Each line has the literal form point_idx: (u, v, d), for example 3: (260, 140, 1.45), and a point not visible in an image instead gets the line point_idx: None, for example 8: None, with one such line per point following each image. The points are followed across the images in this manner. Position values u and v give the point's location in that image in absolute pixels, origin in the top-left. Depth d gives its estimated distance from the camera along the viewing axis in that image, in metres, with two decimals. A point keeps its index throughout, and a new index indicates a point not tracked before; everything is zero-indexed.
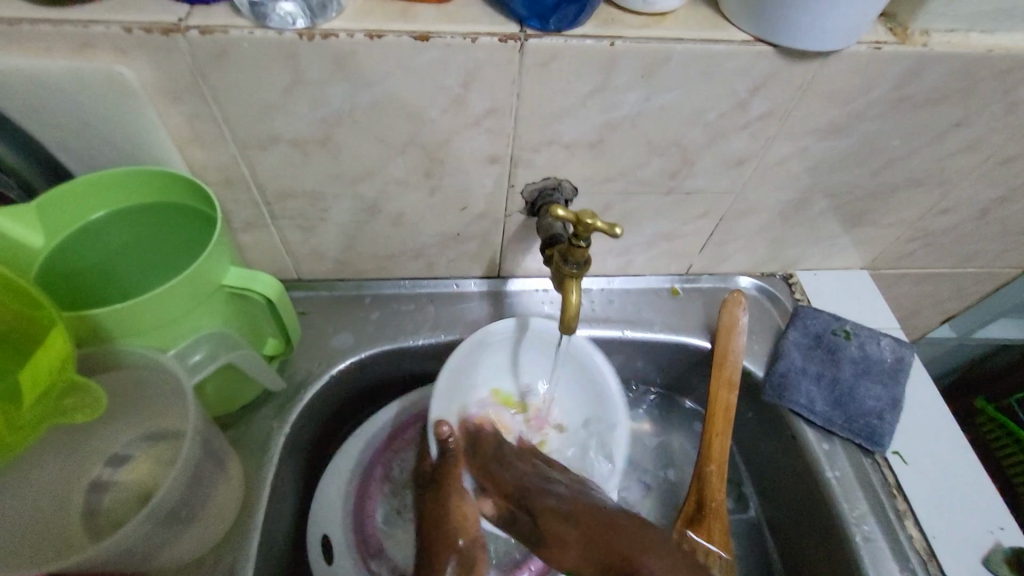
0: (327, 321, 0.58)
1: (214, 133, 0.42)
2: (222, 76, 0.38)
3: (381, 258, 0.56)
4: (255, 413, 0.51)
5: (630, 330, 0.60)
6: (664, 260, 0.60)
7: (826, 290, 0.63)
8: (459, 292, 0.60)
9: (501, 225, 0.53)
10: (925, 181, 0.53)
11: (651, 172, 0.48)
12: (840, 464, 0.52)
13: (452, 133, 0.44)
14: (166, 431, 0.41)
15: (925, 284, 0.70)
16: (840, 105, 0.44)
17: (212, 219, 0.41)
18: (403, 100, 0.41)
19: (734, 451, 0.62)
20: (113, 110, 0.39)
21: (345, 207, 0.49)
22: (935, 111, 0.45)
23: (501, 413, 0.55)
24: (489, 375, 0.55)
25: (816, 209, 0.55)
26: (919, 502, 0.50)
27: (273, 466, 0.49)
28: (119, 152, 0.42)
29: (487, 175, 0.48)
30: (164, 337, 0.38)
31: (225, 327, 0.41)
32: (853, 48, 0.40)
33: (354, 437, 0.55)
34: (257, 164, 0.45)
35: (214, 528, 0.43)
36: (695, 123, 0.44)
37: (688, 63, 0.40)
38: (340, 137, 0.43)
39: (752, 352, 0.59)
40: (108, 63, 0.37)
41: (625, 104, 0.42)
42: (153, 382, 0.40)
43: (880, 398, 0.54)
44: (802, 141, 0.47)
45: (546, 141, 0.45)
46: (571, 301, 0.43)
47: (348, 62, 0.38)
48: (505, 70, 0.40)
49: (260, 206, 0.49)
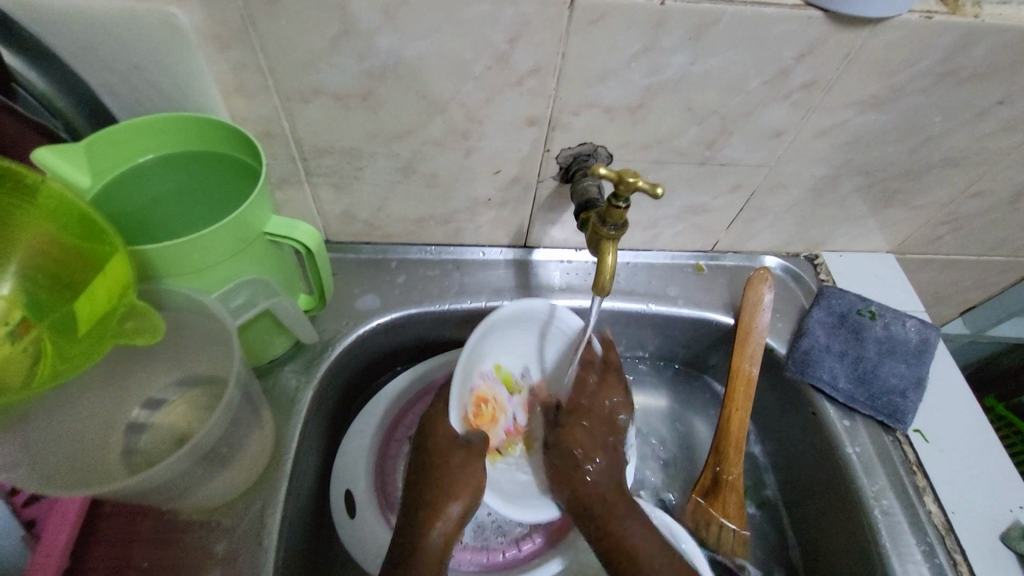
0: (354, 283, 0.58)
1: (257, 82, 0.42)
2: (272, 23, 0.38)
3: (410, 221, 0.56)
4: (284, 367, 0.51)
5: (654, 304, 0.60)
6: (690, 235, 0.60)
7: (850, 272, 0.63)
8: (485, 259, 0.61)
9: (533, 191, 0.53)
10: (961, 162, 0.52)
11: (687, 141, 0.48)
12: (862, 442, 0.53)
13: (494, 92, 0.44)
14: (206, 376, 0.42)
15: (948, 271, 0.69)
16: (885, 76, 0.44)
17: (252, 168, 0.41)
18: (449, 55, 0.41)
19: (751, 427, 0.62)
20: (164, 53, 0.39)
21: (379, 166, 0.50)
22: (979, 88, 0.45)
23: (500, 390, 0.54)
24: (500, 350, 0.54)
25: (849, 187, 0.55)
26: (939, 480, 0.50)
27: (301, 419, 0.49)
28: (164, 98, 0.43)
29: (524, 138, 0.48)
30: (208, 280, 0.38)
31: (265, 274, 0.42)
32: (903, 16, 0.40)
33: (375, 399, 0.55)
34: (298, 118, 0.45)
35: (248, 472, 0.44)
36: (738, 90, 0.44)
37: (737, 27, 0.40)
38: (382, 92, 0.43)
39: (775, 329, 0.59)
40: (161, 4, 0.37)
41: (669, 68, 0.42)
42: (193, 325, 0.40)
43: (904, 377, 0.54)
44: (843, 114, 0.47)
45: (585, 105, 0.45)
46: (607, 263, 0.43)
47: (397, 12, 0.38)
48: (554, 27, 0.39)
49: (296, 162, 0.49)
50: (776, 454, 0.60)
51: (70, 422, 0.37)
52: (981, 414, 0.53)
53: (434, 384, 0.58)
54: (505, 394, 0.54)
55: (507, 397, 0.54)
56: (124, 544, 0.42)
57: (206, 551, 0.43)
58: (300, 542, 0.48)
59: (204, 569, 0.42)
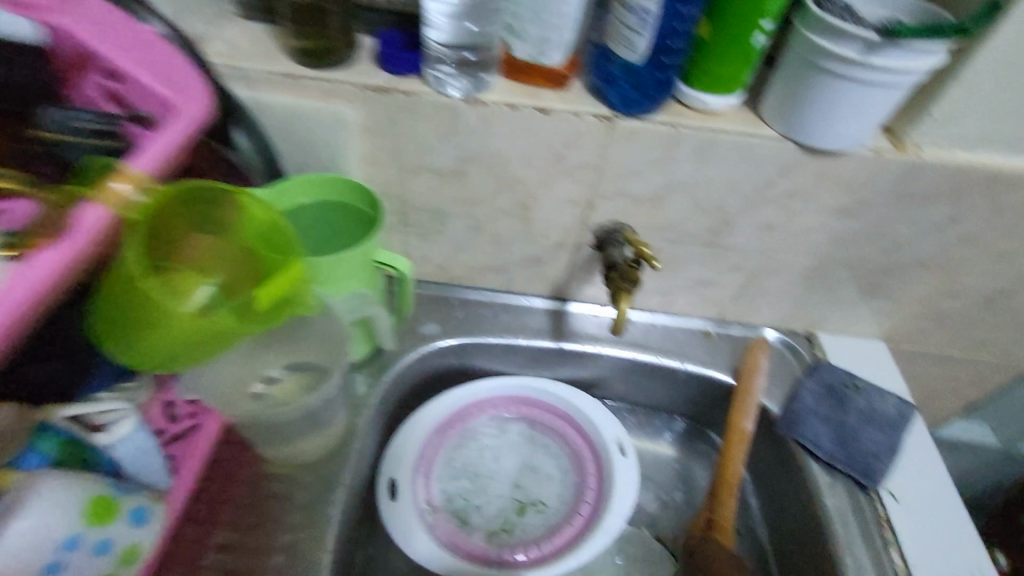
0: (420, 313, 0.75)
1: (386, 157, 0.61)
2: (405, 121, 0.57)
3: (474, 268, 0.73)
4: (358, 372, 0.68)
5: (668, 358, 0.73)
6: (701, 304, 0.74)
7: (842, 350, 0.74)
8: (528, 305, 0.76)
9: (574, 253, 0.69)
10: (930, 265, 0.63)
11: (697, 226, 0.63)
12: (849, 531, 0.59)
13: (549, 179, 0.61)
14: (309, 364, 0.58)
15: (942, 366, 0.78)
16: (851, 191, 0.56)
17: (375, 220, 0.58)
18: (518, 153, 0.59)
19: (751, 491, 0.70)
20: (328, 136, 0.59)
21: (458, 223, 0.67)
22: (929, 207, 0.57)
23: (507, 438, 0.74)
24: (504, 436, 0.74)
25: (837, 275, 0.66)
26: (907, 537, 0.58)
27: (369, 411, 0.65)
28: (319, 162, 0.62)
29: (570, 211, 0.64)
30: (334, 289, 0.55)
31: (370, 290, 0.58)
32: (859, 151, 0.53)
33: (461, 390, 0.75)
34: (407, 184, 0.63)
35: (328, 438, 0.60)
36: (734, 192, 0.59)
37: (732, 148, 0.55)
38: (470, 171, 0.61)
39: (769, 391, 0.69)
40: (337, 107, 0.56)
41: (680, 172, 0.58)
42: (317, 327, 0.57)
43: (879, 444, 0.63)
44: (822, 217, 0.60)
45: (617, 192, 0.61)
46: (622, 310, 0.57)
47: (491, 122, 0.56)
48: (596, 139, 0.56)
49: (397, 214, 0.67)
50: (773, 521, 0.66)
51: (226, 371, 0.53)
52: (959, 500, 0.60)
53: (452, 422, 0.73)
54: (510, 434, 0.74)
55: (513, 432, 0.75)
56: (228, 483, 0.57)
57: (288, 498, 0.57)
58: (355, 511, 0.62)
59: (284, 511, 0.56)
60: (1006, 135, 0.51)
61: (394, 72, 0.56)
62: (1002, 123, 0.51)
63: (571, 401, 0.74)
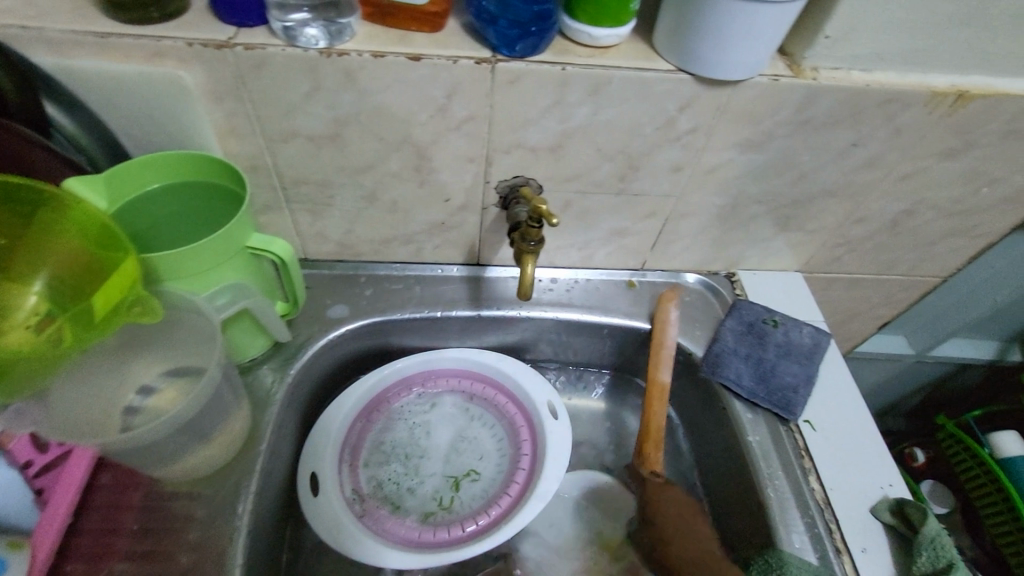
0: (326, 296, 0.69)
1: (246, 126, 0.53)
2: (258, 82, 0.49)
3: (377, 242, 0.68)
4: (259, 368, 0.62)
5: (592, 314, 0.71)
6: (620, 255, 0.71)
7: (762, 287, 0.73)
8: (443, 275, 0.72)
9: (481, 215, 0.64)
10: (836, 192, 0.62)
11: (603, 175, 0.59)
12: (770, 462, 0.59)
13: (438, 136, 0.55)
14: (186, 368, 0.51)
15: (856, 290, 0.80)
16: (753, 123, 0.54)
17: (241, 198, 0.51)
18: (397, 109, 0.52)
19: (683, 437, 0.70)
20: (171, 106, 0.51)
21: (348, 195, 0.61)
22: (831, 132, 0.55)
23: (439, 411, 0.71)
24: (440, 408, 0.71)
25: (749, 212, 0.65)
26: (823, 465, 0.59)
27: (275, 409, 0.59)
28: (169, 139, 0.54)
29: (467, 171, 0.58)
30: (199, 283, 0.48)
31: (246, 280, 0.52)
32: (756, 78, 0.50)
33: (383, 369, 0.70)
34: (280, 155, 0.56)
35: (228, 446, 0.54)
36: (636, 133, 0.55)
37: (626, 86, 0.51)
38: (347, 134, 0.54)
39: (693, 336, 0.69)
40: (173, 70, 0.48)
41: (577, 117, 0.53)
42: (189, 323, 0.50)
43: (797, 375, 0.64)
44: (728, 153, 0.57)
45: (514, 145, 0.56)
46: (527, 273, 0.53)
47: (357, 76, 0.49)
48: (480, 86, 0.50)
49: (278, 191, 0.60)
50: (705, 468, 0.66)
51: (79, 382, 0.47)
52: (873, 425, 0.61)
53: (374, 406, 0.69)
54: (445, 403, 0.71)
55: (447, 402, 0.71)
56: (115, 510, 0.51)
57: (188, 517, 0.52)
58: (271, 517, 0.58)
59: (185, 531, 0.51)
60: (898, 50, 0.49)
61: (236, 24, 0.47)
62: (893, 37, 0.49)
63: (500, 368, 0.71)
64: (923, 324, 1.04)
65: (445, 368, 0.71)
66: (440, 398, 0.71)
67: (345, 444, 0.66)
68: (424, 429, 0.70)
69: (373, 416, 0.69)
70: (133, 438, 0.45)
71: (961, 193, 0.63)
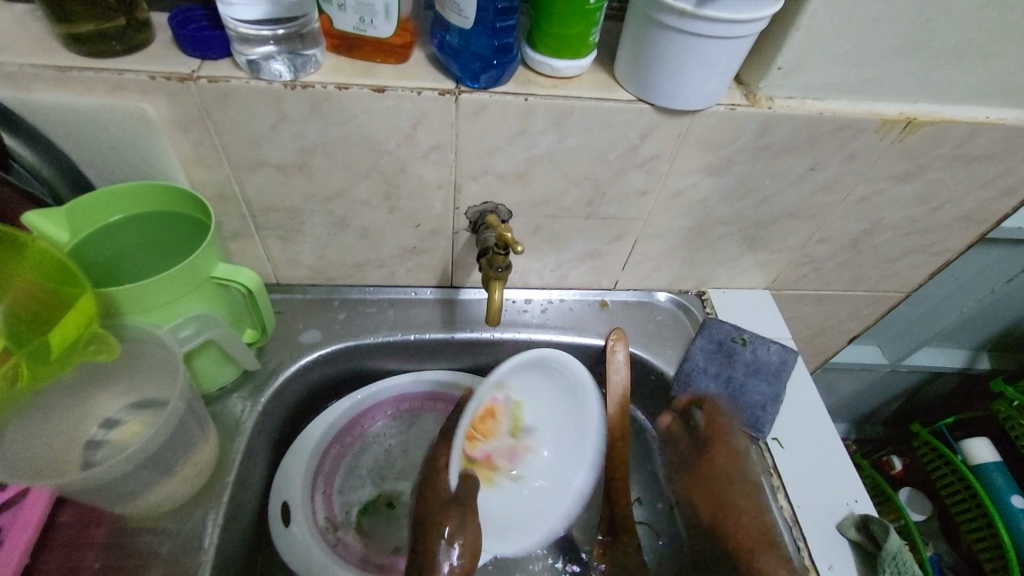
0: (298, 321, 0.69)
1: (212, 155, 0.53)
2: (223, 113, 0.49)
3: (350, 266, 0.68)
4: (229, 396, 0.61)
5: (564, 335, 0.71)
6: (592, 276, 0.72)
7: (732, 305, 0.75)
8: (416, 298, 0.72)
9: (452, 239, 0.64)
10: (797, 214, 0.64)
11: (571, 200, 0.60)
12: (737, 482, 0.60)
13: (406, 164, 0.55)
14: (151, 401, 0.50)
15: (823, 306, 0.82)
16: (713, 149, 0.55)
17: (206, 228, 0.51)
18: (364, 138, 0.53)
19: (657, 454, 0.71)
20: (135, 138, 0.51)
21: (318, 221, 0.61)
22: (788, 158, 0.57)
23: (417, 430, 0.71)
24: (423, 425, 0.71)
25: (715, 234, 0.66)
26: (792, 482, 0.59)
27: (244, 439, 0.58)
28: (135, 169, 0.53)
29: (436, 198, 0.59)
30: (162, 315, 0.48)
31: (211, 311, 0.51)
32: (714, 108, 0.51)
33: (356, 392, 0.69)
34: (247, 184, 0.56)
35: (194, 478, 0.53)
36: (601, 160, 0.56)
37: (588, 116, 0.52)
38: (314, 163, 0.54)
39: (664, 355, 0.70)
40: (136, 102, 0.48)
41: (543, 144, 0.54)
42: (152, 356, 0.50)
43: (765, 394, 0.65)
44: (691, 178, 0.58)
45: (482, 171, 0.56)
46: (495, 298, 0.53)
47: (322, 106, 0.50)
48: (445, 116, 0.51)
49: (247, 218, 0.60)
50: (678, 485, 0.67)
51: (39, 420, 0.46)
52: (841, 441, 0.62)
53: (348, 430, 0.68)
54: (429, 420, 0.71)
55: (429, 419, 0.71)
56: (77, 547, 0.50)
57: (152, 553, 0.51)
58: (240, 548, 0.57)
59: (148, 568, 0.50)
60: (848, 79, 0.51)
61: (201, 57, 0.48)
62: (842, 68, 0.50)
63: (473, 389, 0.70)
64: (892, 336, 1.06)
65: (426, 387, 0.71)
66: (415, 421, 0.71)
67: (316, 470, 0.65)
68: (399, 451, 0.70)
69: (346, 440, 0.68)
70: (92, 476, 0.44)
71: (917, 212, 0.65)
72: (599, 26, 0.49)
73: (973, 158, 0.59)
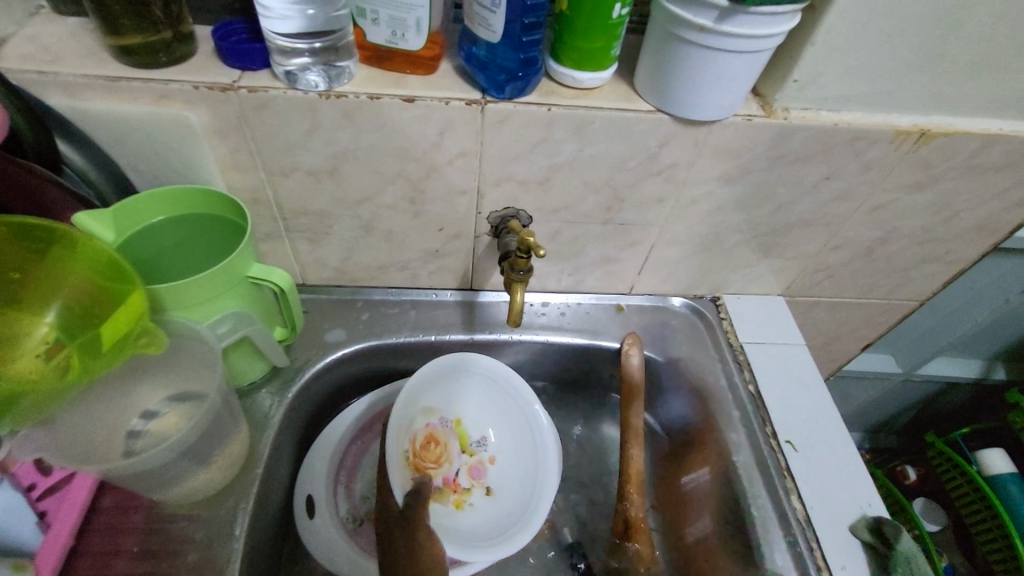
0: (323, 320, 0.71)
1: (248, 161, 0.56)
2: (260, 121, 0.52)
3: (374, 268, 0.70)
4: (257, 391, 0.63)
5: (581, 337, 0.73)
6: (608, 280, 0.74)
7: (746, 311, 0.76)
8: (437, 300, 0.74)
9: (473, 243, 0.67)
10: (812, 222, 0.65)
11: (590, 206, 0.62)
12: (755, 484, 0.61)
13: (432, 170, 0.57)
14: (190, 393, 0.53)
15: (838, 312, 0.82)
16: (730, 158, 0.57)
17: (243, 229, 0.54)
18: (393, 145, 0.55)
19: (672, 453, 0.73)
20: (177, 143, 0.53)
21: (346, 224, 0.63)
22: (804, 167, 0.58)
23: None
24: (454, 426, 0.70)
25: (731, 240, 0.68)
26: (805, 483, 0.61)
27: (272, 433, 0.61)
28: (175, 173, 0.56)
29: (460, 203, 0.61)
30: (202, 311, 0.51)
31: (246, 308, 0.54)
32: (730, 119, 0.53)
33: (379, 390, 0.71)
34: (281, 188, 0.58)
35: (227, 469, 0.55)
36: (620, 168, 0.58)
37: (608, 126, 0.54)
38: (344, 168, 0.57)
39: (679, 359, 0.71)
40: (180, 110, 0.51)
41: (564, 152, 0.56)
42: (192, 350, 0.52)
43: None
44: (707, 186, 0.60)
45: (505, 178, 0.58)
46: (516, 300, 0.55)
47: (354, 115, 0.52)
48: (471, 125, 0.53)
49: (278, 221, 0.62)
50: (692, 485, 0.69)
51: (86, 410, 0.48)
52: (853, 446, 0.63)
53: (370, 425, 0.70)
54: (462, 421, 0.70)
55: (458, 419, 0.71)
56: (116, 532, 0.53)
57: (187, 539, 0.53)
58: (268, 536, 0.59)
59: (183, 553, 0.53)
60: (863, 91, 0.53)
61: (241, 68, 0.50)
62: (857, 81, 0.52)
63: None
64: (906, 344, 1.06)
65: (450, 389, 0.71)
66: None
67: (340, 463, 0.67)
68: None
69: (368, 436, 0.70)
70: (138, 462, 0.46)
71: (931, 221, 0.66)
72: (620, 39, 0.51)
73: (987, 169, 0.60)
